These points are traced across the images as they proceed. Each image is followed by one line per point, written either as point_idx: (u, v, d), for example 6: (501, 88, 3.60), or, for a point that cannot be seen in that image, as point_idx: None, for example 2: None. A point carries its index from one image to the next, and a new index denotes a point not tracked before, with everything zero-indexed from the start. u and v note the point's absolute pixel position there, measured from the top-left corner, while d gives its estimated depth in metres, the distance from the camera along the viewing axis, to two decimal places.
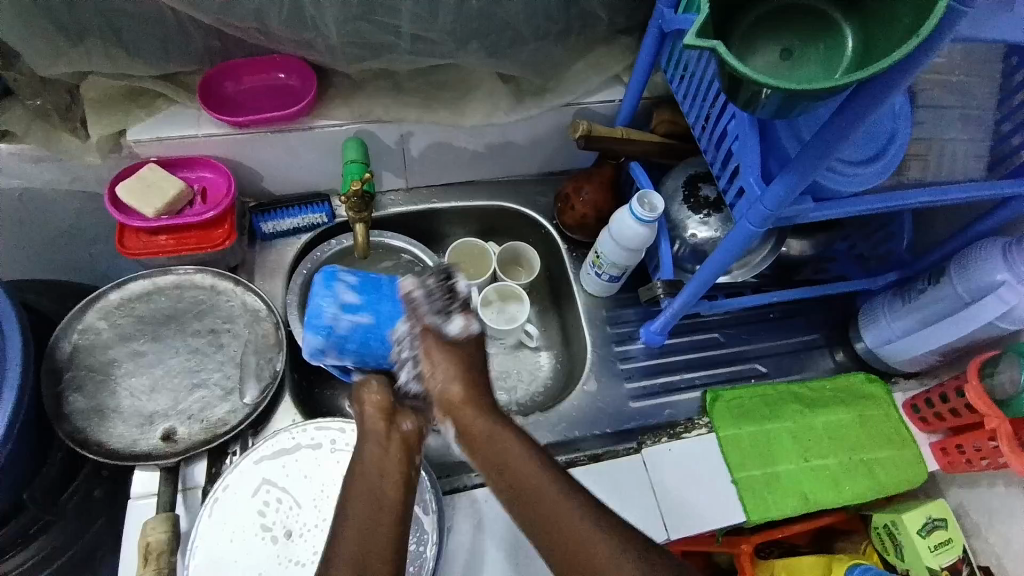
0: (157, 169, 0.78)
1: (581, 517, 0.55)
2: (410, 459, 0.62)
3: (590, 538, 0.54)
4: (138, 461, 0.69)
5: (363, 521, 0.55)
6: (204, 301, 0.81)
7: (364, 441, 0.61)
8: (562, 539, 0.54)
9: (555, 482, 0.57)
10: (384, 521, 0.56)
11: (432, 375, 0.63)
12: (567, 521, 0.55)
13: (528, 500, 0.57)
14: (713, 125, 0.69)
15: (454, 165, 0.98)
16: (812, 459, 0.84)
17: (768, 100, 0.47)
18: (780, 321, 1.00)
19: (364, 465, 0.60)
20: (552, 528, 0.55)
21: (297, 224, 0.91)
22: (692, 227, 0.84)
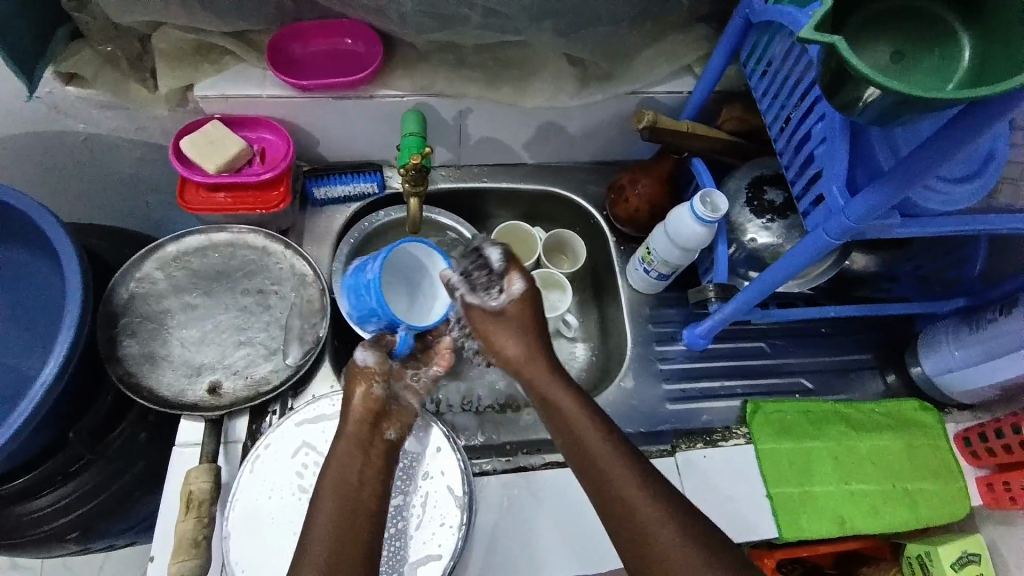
0: (221, 125, 0.78)
1: (642, 490, 0.58)
2: (386, 463, 0.63)
3: (655, 512, 0.57)
4: (184, 410, 0.71)
5: (341, 524, 0.57)
6: (255, 261, 0.82)
7: (341, 439, 0.62)
8: (620, 506, 0.58)
9: (620, 454, 0.61)
10: (361, 525, 0.58)
11: (494, 345, 0.69)
12: (631, 492, 0.58)
13: (595, 472, 0.60)
14: (796, 127, 0.66)
15: (508, 146, 0.96)
16: (853, 483, 0.81)
17: (877, 103, 0.43)
18: (830, 337, 0.96)
19: (338, 463, 0.61)
20: (615, 499, 0.59)
21: (348, 192, 0.91)
22: (752, 231, 0.81)
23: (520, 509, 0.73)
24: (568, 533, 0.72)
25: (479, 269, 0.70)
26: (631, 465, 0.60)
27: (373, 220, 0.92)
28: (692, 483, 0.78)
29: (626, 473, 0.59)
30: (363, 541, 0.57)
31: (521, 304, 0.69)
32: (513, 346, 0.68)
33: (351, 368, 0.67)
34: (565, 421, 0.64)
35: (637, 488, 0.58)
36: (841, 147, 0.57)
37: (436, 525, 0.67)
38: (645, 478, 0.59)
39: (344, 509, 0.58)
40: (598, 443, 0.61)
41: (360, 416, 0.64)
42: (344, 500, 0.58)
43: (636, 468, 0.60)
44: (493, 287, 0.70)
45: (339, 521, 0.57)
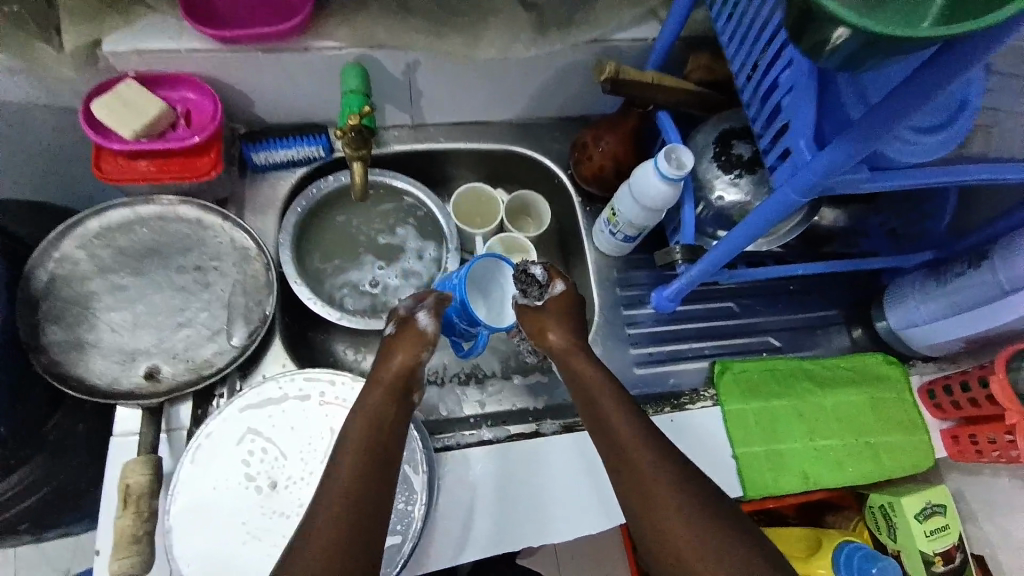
0: (136, 85, 0.70)
1: (663, 464, 0.55)
2: (391, 441, 0.55)
3: (678, 495, 0.53)
4: (118, 400, 0.66)
5: (351, 498, 0.49)
6: (190, 236, 0.76)
7: (374, 389, 0.59)
8: (643, 483, 0.55)
9: (649, 434, 0.58)
10: (367, 506, 0.50)
11: (538, 330, 0.67)
12: (654, 465, 0.55)
13: (624, 455, 0.57)
14: (762, 76, 0.61)
15: (466, 103, 0.89)
16: (817, 439, 0.81)
17: (845, 45, 0.39)
18: (799, 294, 0.95)
19: (365, 412, 0.57)
20: (641, 481, 0.55)
21: (291, 157, 0.84)
22: (720, 188, 0.77)
23: (484, 480, 0.71)
24: (539, 506, 0.71)
25: (526, 282, 0.69)
26: (656, 447, 0.57)
27: (319, 187, 0.86)
28: None
29: (648, 447, 0.56)
30: (372, 524, 0.49)
31: (563, 301, 0.68)
32: (558, 337, 0.67)
33: (409, 325, 0.64)
34: (595, 402, 0.62)
35: (659, 462, 0.55)
36: (811, 99, 0.53)
37: (396, 506, 0.65)
38: (673, 461, 0.55)
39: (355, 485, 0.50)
40: (627, 425, 0.58)
41: (397, 372, 0.60)
42: (355, 474, 0.51)
43: (661, 443, 0.57)
44: (541, 294, 0.68)
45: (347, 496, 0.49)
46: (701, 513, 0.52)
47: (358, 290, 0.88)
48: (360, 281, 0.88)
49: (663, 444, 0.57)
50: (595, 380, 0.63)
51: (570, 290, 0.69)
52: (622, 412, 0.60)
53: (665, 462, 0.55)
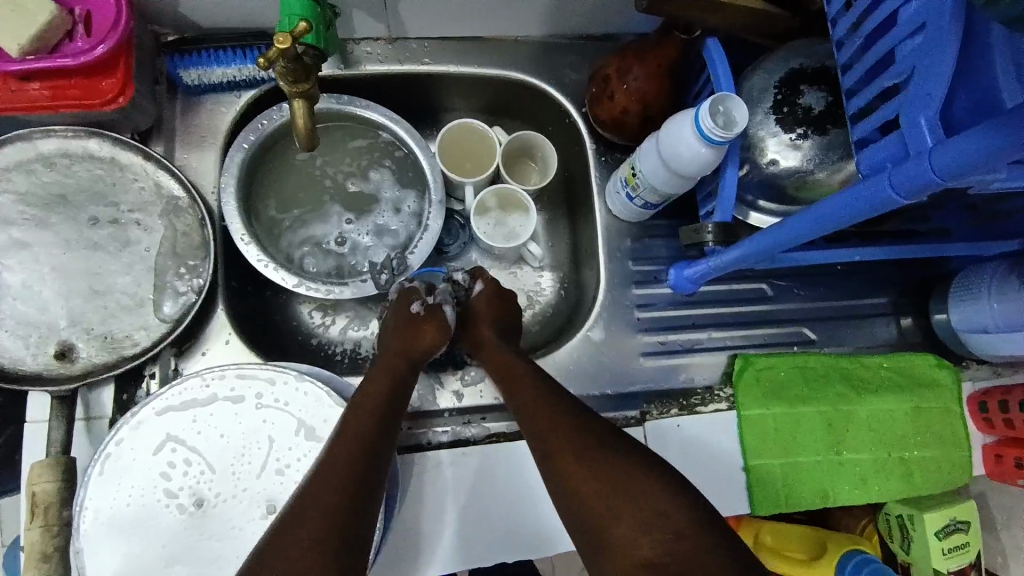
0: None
1: (613, 454, 0.48)
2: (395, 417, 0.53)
3: (613, 472, 0.47)
4: (22, 383, 0.56)
5: (354, 466, 0.47)
6: (104, 179, 0.61)
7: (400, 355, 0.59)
8: (590, 477, 0.47)
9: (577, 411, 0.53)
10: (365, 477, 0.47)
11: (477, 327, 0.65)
12: (605, 457, 0.48)
13: (564, 462, 0.49)
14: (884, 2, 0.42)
15: (457, 11, 0.69)
16: (844, 453, 0.70)
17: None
18: (846, 276, 0.79)
19: (380, 378, 0.56)
20: (568, 463, 0.49)
21: (231, 77, 0.66)
22: (773, 152, 0.59)
23: (453, 485, 0.62)
24: (515, 517, 0.62)
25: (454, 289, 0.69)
26: (587, 426, 0.51)
27: (271, 117, 0.68)
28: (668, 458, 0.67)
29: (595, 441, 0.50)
30: (366, 497, 0.46)
31: (489, 293, 0.67)
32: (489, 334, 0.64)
33: (436, 311, 0.64)
34: (523, 395, 0.56)
35: (604, 453, 0.49)
36: (950, 55, 0.36)
37: None
38: (606, 437, 0.50)
39: (356, 455, 0.47)
40: (567, 422, 0.52)
41: (420, 347, 0.61)
42: (355, 446, 0.48)
43: (608, 436, 0.50)
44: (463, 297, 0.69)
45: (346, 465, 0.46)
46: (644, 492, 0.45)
47: (322, 248, 0.74)
48: (325, 237, 0.74)
49: (583, 421, 0.52)
50: (528, 376, 0.58)
51: (491, 287, 0.68)
52: (541, 396, 0.55)
53: (600, 440, 0.50)
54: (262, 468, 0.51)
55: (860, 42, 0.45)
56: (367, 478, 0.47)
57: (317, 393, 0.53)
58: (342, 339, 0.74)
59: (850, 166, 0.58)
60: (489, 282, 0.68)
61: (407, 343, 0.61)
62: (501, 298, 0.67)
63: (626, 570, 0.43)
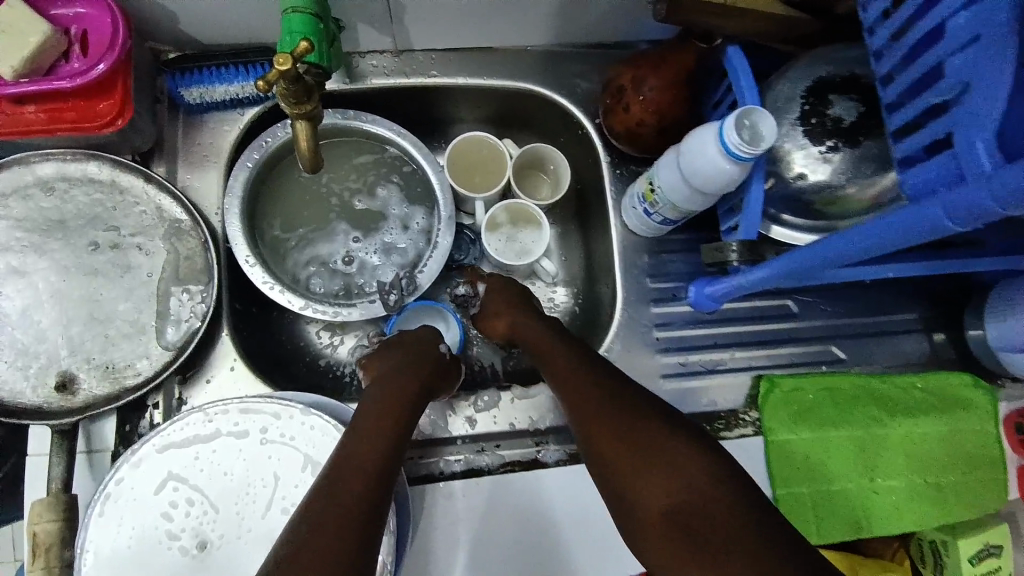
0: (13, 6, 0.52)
1: (644, 417, 0.48)
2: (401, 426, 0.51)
3: (645, 434, 0.47)
4: (21, 417, 0.54)
5: (366, 471, 0.45)
6: (104, 203, 0.59)
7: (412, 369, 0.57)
8: (620, 441, 0.47)
9: (619, 394, 0.51)
10: (374, 481, 0.45)
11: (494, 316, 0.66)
12: (633, 421, 0.48)
13: (594, 430, 0.49)
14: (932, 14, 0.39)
15: (465, 20, 0.67)
16: (877, 478, 0.67)
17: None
18: (875, 291, 0.76)
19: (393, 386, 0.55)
20: (604, 440, 0.48)
21: (234, 94, 0.64)
22: (800, 166, 0.56)
23: (466, 516, 0.59)
24: (532, 549, 0.59)
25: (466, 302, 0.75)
26: (618, 395, 0.51)
27: (275, 134, 0.66)
28: None
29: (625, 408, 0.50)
30: (382, 490, 0.45)
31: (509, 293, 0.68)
32: (512, 321, 0.65)
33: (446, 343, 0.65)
34: (555, 371, 0.57)
35: (636, 417, 0.49)
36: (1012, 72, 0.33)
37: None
38: (659, 416, 0.48)
39: (364, 461, 0.46)
40: (595, 393, 0.52)
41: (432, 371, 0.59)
42: (369, 440, 0.48)
43: (637, 402, 0.50)
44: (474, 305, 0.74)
45: (356, 471, 0.45)
46: (701, 478, 0.43)
47: (329, 268, 0.72)
48: (332, 256, 0.72)
49: (615, 391, 0.52)
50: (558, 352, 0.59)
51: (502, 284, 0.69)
52: (571, 370, 0.55)
53: (651, 420, 0.48)
54: (267, 507, 0.49)
55: (898, 59, 0.43)
56: (378, 482, 0.45)
57: (324, 426, 0.51)
58: (350, 360, 0.71)
59: (884, 181, 0.54)
60: (503, 284, 0.69)
61: (419, 358, 0.59)
62: (522, 297, 0.68)
63: (647, 522, 0.43)
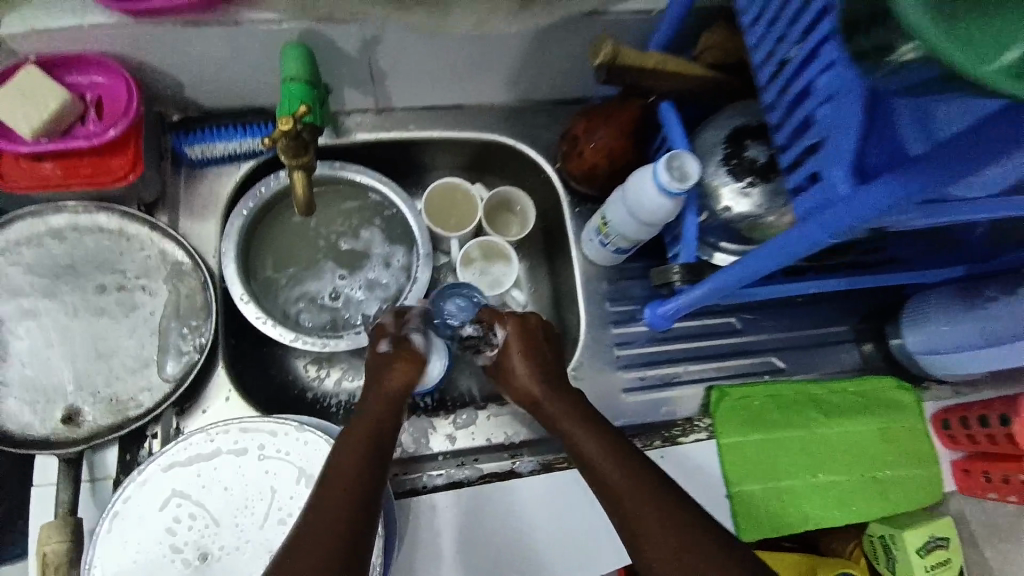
0: (35, 72, 0.58)
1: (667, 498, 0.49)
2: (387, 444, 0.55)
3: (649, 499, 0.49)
4: (30, 448, 0.58)
5: (352, 480, 0.50)
6: (112, 249, 0.65)
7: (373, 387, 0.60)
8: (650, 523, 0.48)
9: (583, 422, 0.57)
10: (357, 495, 0.49)
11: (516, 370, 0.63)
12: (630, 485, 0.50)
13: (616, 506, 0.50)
14: (794, 74, 0.49)
15: (438, 82, 0.77)
16: (821, 475, 0.74)
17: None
18: (808, 307, 0.85)
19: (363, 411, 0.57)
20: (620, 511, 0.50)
21: (233, 151, 0.72)
22: (727, 198, 0.67)
23: (449, 527, 0.64)
24: (512, 555, 0.64)
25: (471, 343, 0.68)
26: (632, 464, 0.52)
27: (269, 184, 0.74)
28: None
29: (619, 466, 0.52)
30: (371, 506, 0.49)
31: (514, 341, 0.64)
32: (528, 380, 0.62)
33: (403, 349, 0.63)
34: (580, 449, 0.55)
35: (659, 494, 0.49)
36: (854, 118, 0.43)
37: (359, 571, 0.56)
38: (638, 460, 0.52)
39: (347, 475, 0.50)
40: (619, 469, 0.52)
41: (388, 391, 0.60)
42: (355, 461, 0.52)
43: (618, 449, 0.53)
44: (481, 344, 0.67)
45: (341, 485, 0.49)
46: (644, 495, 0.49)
47: (317, 304, 0.78)
48: (320, 293, 0.78)
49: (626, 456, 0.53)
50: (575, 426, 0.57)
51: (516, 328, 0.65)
52: (592, 444, 0.55)
53: (627, 460, 0.52)
54: (264, 519, 0.53)
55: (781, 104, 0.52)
56: (368, 491, 0.50)
57: (316, 442, 0.56)
58: (337, 391, 0.76)
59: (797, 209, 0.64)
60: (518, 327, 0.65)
61: (393, 379, 0.60)
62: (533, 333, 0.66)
63: None
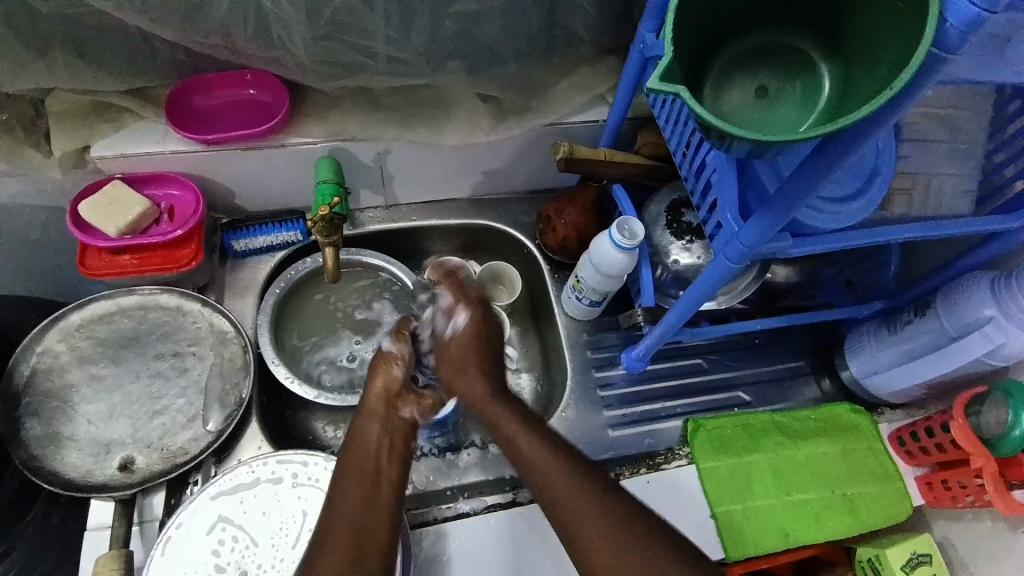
0: (122, 185, 0.76)
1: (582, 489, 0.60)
2: (409, 444, 0.67)
3: (574, 497, 0.60)
4: (92, 492, 0.68)
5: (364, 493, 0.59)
6: (170, 323, 0.79)
7: (365, 417, 0.66)
8: (570, 510, 0.59)
9: (522, 422, 0.67)
10: (383, 501, 0.59)
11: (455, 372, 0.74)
12: (558, 478, 0.61)
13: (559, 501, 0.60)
14: (693, 154, 0.67)
15: (436, 182, 0.96)
16: (794, 493, 0.81)
17: (737, 148, 0.44)
18: (766, 348, 0.97)
19: (360, 436, 0.65)
20: (556, 502, 0.61)
21: (271, 242, 0.89)
22: (674, 253, 0.83)
23: (463, 551, 0.71)
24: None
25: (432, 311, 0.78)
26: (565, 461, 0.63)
27: (298, 268, 0.89)
28: None
29: (553, 462, 0.63)
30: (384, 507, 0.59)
31: (469, 331, 0.75)
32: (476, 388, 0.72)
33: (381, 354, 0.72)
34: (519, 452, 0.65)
35: (572, 484, 0.61)
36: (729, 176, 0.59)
37: None
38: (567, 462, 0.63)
39: (364, 482, 0.60)
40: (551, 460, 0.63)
41: (378, 395, 0.68)
42: (366, 475, 0.61)
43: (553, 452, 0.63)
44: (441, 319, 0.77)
45: (362, 496, 0.59)
46: (582, 494, 0.60)
47: (336, 366, 0.90)
48: (339, 356, 0.90)
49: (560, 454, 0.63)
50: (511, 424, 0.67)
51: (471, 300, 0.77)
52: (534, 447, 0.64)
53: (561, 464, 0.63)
54: (296, 539, 0.62)
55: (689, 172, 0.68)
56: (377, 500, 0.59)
57: None
58: None
59: None
60: (476, 310, 0.77)
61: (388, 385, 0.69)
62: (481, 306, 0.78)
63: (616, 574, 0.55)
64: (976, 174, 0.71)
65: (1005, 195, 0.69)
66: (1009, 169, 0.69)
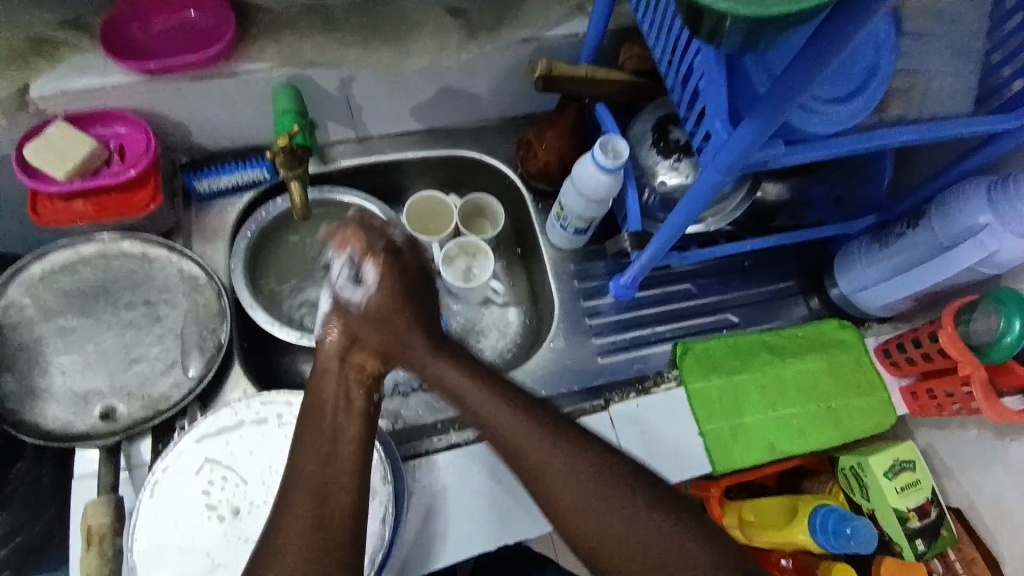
0: (65, 126, 0.70)
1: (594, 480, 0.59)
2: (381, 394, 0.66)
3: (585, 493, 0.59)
4: (76, 442, 0.67)
5: (316, 465, 0.58)
6: (137, 271, 0.75)
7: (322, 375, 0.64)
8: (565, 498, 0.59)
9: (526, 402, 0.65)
10: (344, 460, 0.59)
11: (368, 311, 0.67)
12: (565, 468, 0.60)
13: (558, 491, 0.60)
14: (680, 60, 0.62)
15: (408, 112, 0.90)
16: (779, 409, 0.82)
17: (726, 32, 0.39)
18: (754, 270, 0.96)
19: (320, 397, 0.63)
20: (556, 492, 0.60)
21: (235, 182, 0.84)
22: (661, 174, 0.80)
23: (459, 479, 0.72)
24: (513, 503, 0.72)
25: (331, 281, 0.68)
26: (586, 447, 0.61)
27: (268, 210, 0.85)
28: (628, 434, 0.80)
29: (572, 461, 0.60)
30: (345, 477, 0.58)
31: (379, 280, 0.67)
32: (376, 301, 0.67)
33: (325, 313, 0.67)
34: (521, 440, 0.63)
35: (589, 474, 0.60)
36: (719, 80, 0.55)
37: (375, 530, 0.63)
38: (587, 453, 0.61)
39: (320, 456, 0.58)
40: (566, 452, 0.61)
41: (333, 356, 0.66)
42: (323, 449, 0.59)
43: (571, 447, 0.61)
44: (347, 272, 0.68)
45: (320, 456, 0.58)
46: (597, 491, 0.59)
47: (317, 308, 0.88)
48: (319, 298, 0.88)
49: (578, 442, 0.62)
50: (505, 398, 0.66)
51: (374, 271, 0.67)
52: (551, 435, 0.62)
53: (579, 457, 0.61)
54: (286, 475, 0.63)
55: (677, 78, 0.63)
56: (334, 477, 0.57)
57: None
58: None
59: None
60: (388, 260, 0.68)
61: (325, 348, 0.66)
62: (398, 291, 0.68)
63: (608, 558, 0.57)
64: (976, 72, 0.66)
65: (1007, 92, 0.65)
66: (1007, 69, 0.65)
